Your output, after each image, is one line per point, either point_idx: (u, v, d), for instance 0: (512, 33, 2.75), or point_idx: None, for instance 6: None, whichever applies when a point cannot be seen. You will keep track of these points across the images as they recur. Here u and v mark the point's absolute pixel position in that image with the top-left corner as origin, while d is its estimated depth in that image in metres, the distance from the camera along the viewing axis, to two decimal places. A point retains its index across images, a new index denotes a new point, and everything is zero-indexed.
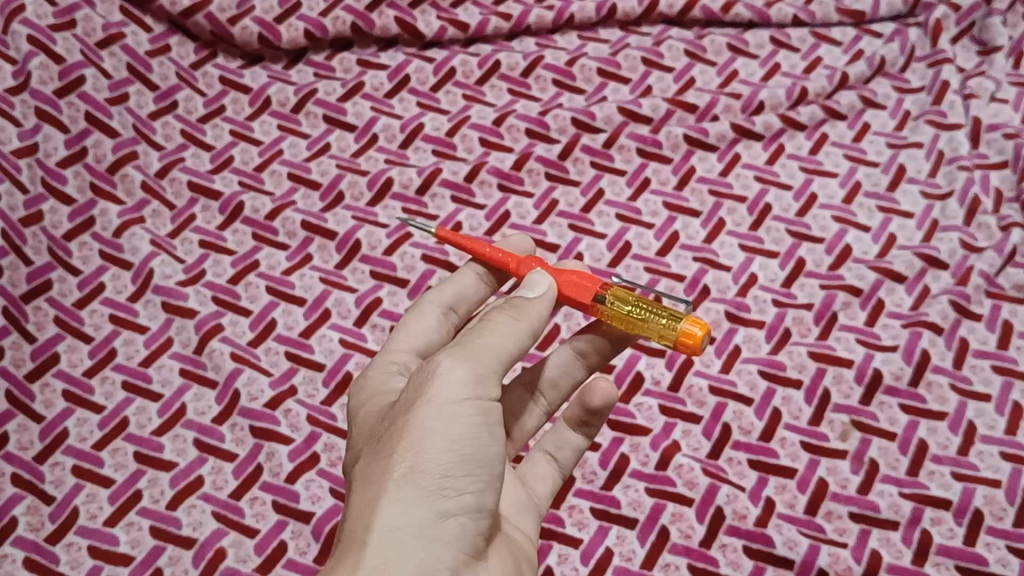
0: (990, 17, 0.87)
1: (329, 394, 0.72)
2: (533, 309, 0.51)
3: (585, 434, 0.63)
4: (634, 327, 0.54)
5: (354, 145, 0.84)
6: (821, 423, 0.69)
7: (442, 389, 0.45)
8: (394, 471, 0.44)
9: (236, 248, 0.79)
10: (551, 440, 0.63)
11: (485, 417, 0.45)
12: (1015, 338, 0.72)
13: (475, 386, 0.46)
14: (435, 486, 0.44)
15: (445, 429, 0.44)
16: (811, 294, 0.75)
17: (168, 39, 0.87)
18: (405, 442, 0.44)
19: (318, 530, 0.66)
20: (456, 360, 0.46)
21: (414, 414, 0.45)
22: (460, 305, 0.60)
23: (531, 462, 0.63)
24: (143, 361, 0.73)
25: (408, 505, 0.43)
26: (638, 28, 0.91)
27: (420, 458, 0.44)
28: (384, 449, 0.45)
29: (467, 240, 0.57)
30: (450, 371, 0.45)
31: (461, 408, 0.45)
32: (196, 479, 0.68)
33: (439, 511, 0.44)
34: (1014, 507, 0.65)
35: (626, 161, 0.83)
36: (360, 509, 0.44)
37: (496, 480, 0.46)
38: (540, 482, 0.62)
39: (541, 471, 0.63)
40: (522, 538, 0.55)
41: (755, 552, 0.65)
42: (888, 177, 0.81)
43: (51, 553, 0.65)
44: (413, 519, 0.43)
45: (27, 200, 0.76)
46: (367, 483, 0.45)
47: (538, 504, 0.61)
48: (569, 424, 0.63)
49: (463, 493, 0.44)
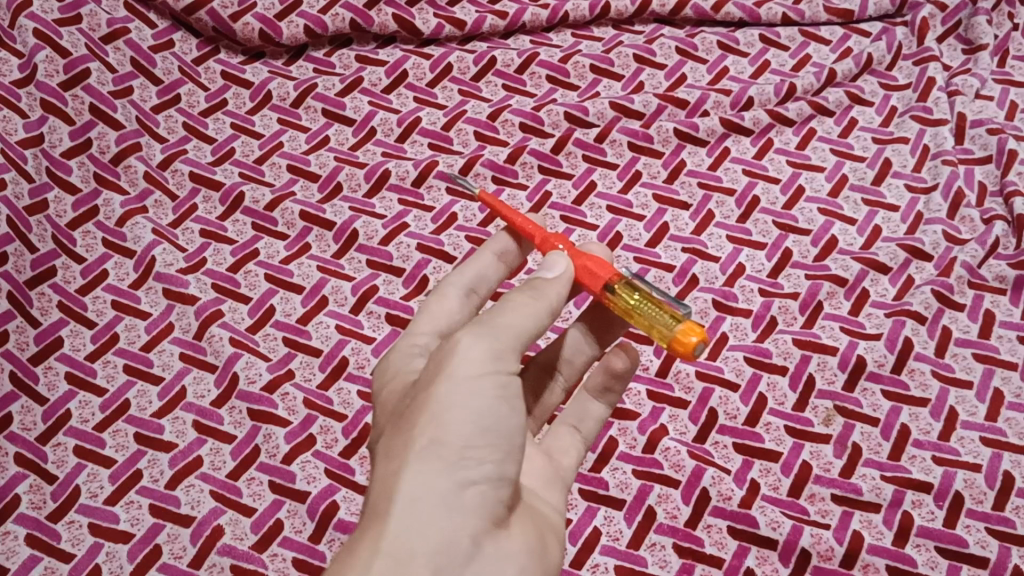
0: (976, 16, 0.91)
1: (326, 378, 0.74)
2: (552, 288, 0.51)
3: (607, 403, 0.64)
4: (635, 315, 0.52)
5: (353, 138, 0.87)
6: (806, 408, 0.71)
7: (461, 364, 0.46)
8: (415, 443, 0.45)
9: (237, 238, 0.81)
10: (574, 413, 0.64)
11: (503, 390, 0.46)
12: (997, 327, 0.73)
13: (494, 360, 0.47)
14: (456, 456, 0.44)
15: (464, 403, 0.45)
16: (797, 284, 0.77)
17: (171, 35, 0.90)
18: (426, 416, 0.45)
19: (313, 509, 0.68)
20: (475, 336, 0.47)
21: (435, 388, 0.46)
22: (480, 286, 0.61)
23: (555, 436, 0.63)
24: (144, 346, 0.75)
25: (430, 474, 0.44)
26: (631, 27, 0.93)
27: (440, 431, 0.45)
28: (406, 423, 0.46)
29: (501, 205, 0.59)
30: (470, 347, 0.46)
31: (481, 381, 0.46)
32: (195, 459, 0.70)
33: (461, 480, 0.44)
34: (993, 491, 0.66)
35: (617, 156, 0.85)
36: (382, 482, 0.45)
37: (515, 451, 0.47)
38: (565, 454, 0.62)
39: (564, 444, 0.63)
40: (549, 513, 0.55)
41: (739, 532, 0.66)
42: (873, 172, 0.83)
43: (52, 530, 0.66)
44: (434, 488, 0.44)
45: (32, 189, 0.78)
46: (389, 457, 0.46)
47: (566, 475, 0.60)
48: (591, 394, 0.64)
49: (484, 463, 0.45)
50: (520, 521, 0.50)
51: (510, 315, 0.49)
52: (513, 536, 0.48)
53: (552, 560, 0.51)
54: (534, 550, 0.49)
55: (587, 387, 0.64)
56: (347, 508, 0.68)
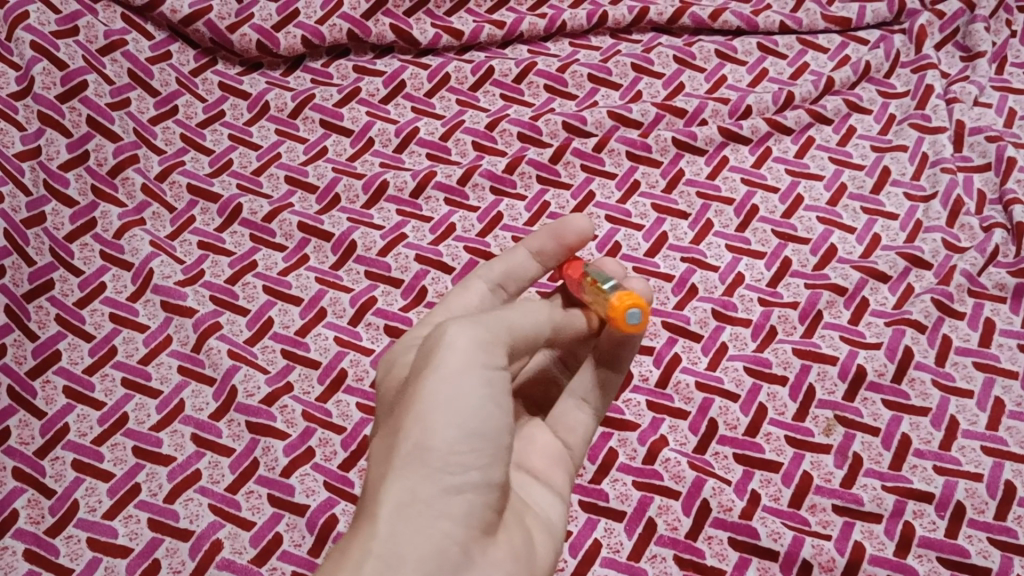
0: (974, 23, 0.91)
1: (324, 391, 0.74)
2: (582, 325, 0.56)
3: (618, 371, 0.61)
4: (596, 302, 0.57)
5: (350, 148, 0.86)
6: (806, 418, 0.71)
7: (445, 363, 0.46)
8: (401, 448, 0.44)
9: (235, 249, 0.80)
10: (581, 384, 0.61)
11: (490, 389, 0.46)
12: (997, 335, 0.73)
13: (478, 359, 0.46)
14: (441, 462, 0.44)
15: (451, 402, 0.45)
16: (796, 293, 0.77)
17: (169, 46, 0.90)
18: (411, 420, 0.45)
19: (313, 523, 0.68)
20: (462, 330, 0.47)
21: (419, 390, 0.45)
22: (507, 283, 0.59)
23: (562, 411, 0.61)
24: (142, 359, 0.74)
25: (416, 480, 0.44)
26: (629, 36, 0.93)
27: (427, 432, 0.44)
28: (394, 426, 0.46)
29: None
30: (456, 341, 0.47)
31: (464, 383, 0.45)
32: (194, 473, 0.70)
33: (448, 483, 0.44)
34: (994, 500, 0.66)
35: (616, 165, 0.85)
36: (372, 485, 0.45)
37: (504, 452, 0.46)
38: (574, 431, 0.60)
39: (574, 419, 0.60)
40: (544, 511, 0.54)
41: (740, 543, 0.66)
42: (872, 180, 0.83)
43: (51, 545, 0.66)
44: (419, 495, 0.44)
45: (30, 202, 0.78)
46: (379, 461, 0.46)
47: (573, 453, 0.59)
48: (599, 360, 0.61)
49: (470, 469, 0.45)
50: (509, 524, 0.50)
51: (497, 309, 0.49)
52: (501, 542, 0.48)
53: (542, 564, 0.51)
54: (523, 554, 0.49)
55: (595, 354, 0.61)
56: (346, 521, 0.68)
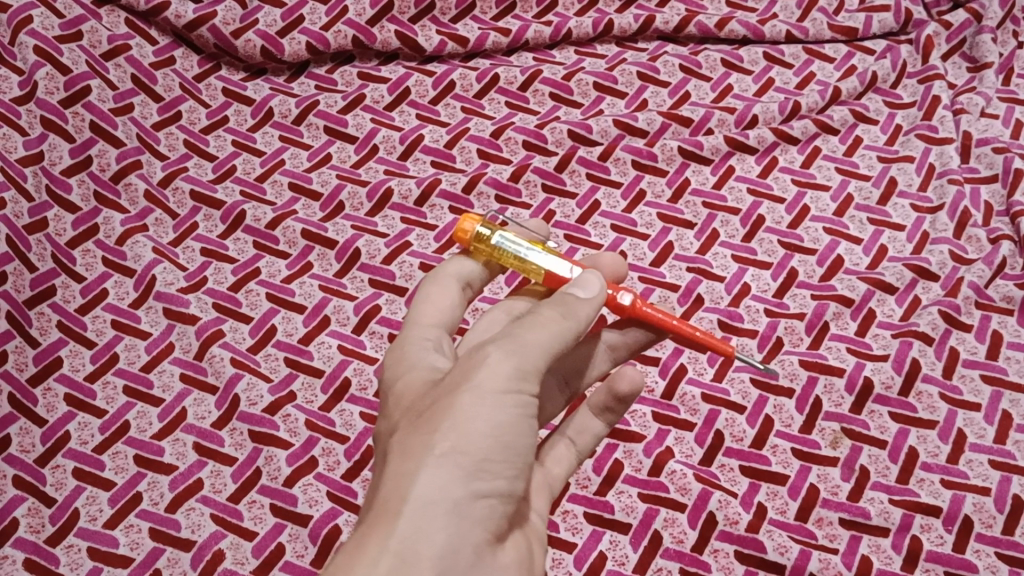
0: (981, 34, 0.91)
1: (327, 400, 0.73)
2: (582, 310, 0.50)
3: (606, 421, 0.63)
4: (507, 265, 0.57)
5: (355, 156, 0.86)
6: (812, 431, 0.70)
7: (489, 377, 0.45)
8: (435, 448, 0.44)
9: (238, 256, 0.80)
10: (572, 425, 0.62)
11: (524, 410, 0.46)
12: (1004, 348, 0.73)
13: (519, 378, 0.46)
14: (473, 467, 0.44)
15: (489, 415, 0.44)
16: (802, 304, 0.76)
17: (172, 51, 0.90)
18: (448, 423, 0.44)
19: (315, 533, 0.67)
20: (504, 351, 0.46)
21: (458, 399, 0.45)
22: (474, 283, 0.59)
23: (550, 442, 0.62)
24: (144, 367, 0.74)
25: (447, 481, 0.43)
26: (635, 44, 0.93)
27: (462, 440, 0.44)
28: (424, 426, 0.45)
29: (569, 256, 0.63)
30: (500, 363, 0.46)
31: (505, 399, 0.45)
32: (196, 482, 0.69)
33: (475, 488, 0.44)
34: (1003, 515, 0.65)
35: (621, 174, 0.85)
36: (393, 479, 0.44)
37: (526, 467, 0.47)
38: (557, 463, 0.61)
39: (558, 454, 0.61)
40: (538, 523, 0.54)
41: (746, 556, 0.65)
42: (879, 191, 0.82)
43: (51, 554, 0.65)
44: (448, 495, 0.43)
45: (32, 208, 0.78)
46: (404, 455, 0.45)
47: (555, 486, 0.60)
48: (593, 410, 0.63)
49: (497, 478, 0.45)
50: (513, 528, 0.50)
51: (538, 336, 0.47)
52: (508, 548, 0.48)
53: (537, 568, 0.52)
54: (526, 562, 0.49)
55: (590, 403, 0.63)
56: (349, 532, 0.67)
